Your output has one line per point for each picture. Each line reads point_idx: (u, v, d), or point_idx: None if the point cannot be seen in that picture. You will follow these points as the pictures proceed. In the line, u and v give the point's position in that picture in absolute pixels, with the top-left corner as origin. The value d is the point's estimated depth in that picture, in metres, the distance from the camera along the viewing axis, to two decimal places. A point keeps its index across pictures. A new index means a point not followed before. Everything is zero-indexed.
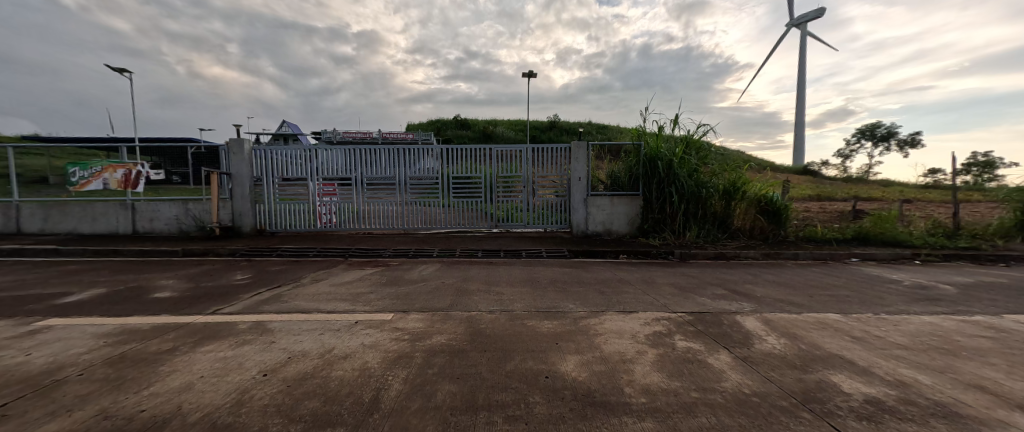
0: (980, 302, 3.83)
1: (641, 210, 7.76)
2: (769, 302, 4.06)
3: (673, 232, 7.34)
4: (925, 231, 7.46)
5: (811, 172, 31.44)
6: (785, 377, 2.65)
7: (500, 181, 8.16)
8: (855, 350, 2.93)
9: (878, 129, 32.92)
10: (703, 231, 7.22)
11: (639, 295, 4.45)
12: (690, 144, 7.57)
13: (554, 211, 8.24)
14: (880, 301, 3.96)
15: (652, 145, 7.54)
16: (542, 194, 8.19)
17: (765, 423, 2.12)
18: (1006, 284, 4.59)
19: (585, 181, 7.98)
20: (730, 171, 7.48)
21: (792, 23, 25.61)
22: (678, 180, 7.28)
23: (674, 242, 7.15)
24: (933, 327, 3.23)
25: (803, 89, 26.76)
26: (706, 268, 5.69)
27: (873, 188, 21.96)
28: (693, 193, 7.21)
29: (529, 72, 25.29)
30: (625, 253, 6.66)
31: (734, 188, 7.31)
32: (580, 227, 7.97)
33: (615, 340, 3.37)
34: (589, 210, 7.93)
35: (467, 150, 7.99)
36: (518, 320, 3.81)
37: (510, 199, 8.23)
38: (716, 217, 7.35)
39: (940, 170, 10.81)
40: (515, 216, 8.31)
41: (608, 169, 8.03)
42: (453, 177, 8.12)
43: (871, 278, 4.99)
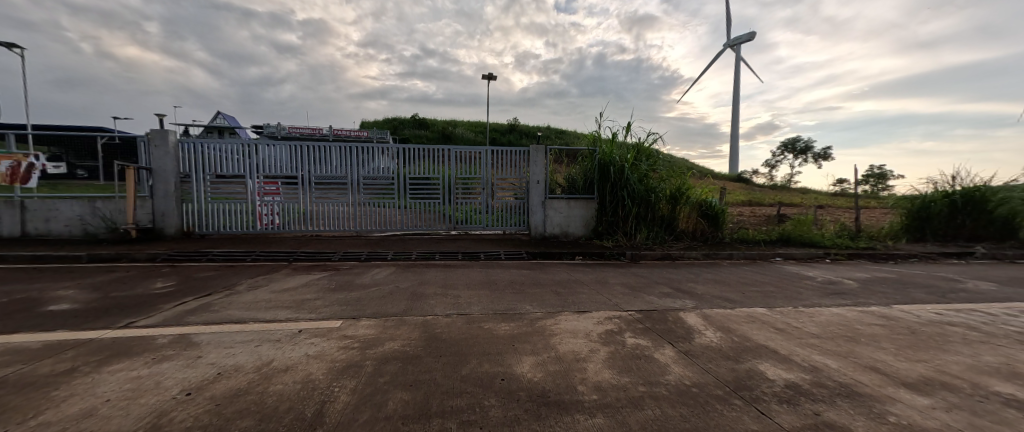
0: (875, 295, 4.44)
1: (596, 213, 8.04)
2: (708, 299, 4.37)
3: (625, 234, 7.69)
4: (834, 233, 8.54)
5: (744, 179, 34.75)
6: (720, 368, 2.92)
7: (459, 182, 8.06)
8: (777, 340, 3.26)
9: (798, 144, 37.22)
10: (652, 233, 7.65)
11: (592, 295, 4.60)
12: (641, 151, 8.00)
13: (513, 214, 8.29)
14: (799, 296, 4.44)
15: (606, 151, 7.88)
16: (501, 196, 8.21)
17: (701, 414, 2.35)
18: (894, 278, 5.38)
19: (543, 184, 8.10)
20: (675, 177, 8.03)
21: (728, 42, 28.07)
22: (629, 185, 7.64)
23: (625, 244, 7.49)
24: (839, 318, 3.69)
25: (737, 106, 29.46)
26: (655, 268, 6.02)
27: (792, 196, 24.61)
28: (643, 197, 7.62)
29: (490, 75, 21.76)
30: (580, 254, 6.86)
31: (679, 193, 7.85)
32: (538, 229, 8.08)
33: (569, 339, 3.45)
34: (546, 212, 8.06)
35: (425, 150, 7.80)
36: (474, 323, 3.77)
37: (469, 201, 8.15)
38: (664, 220, 7.83)
39: (846, 181, 12.53)
40: (474, 218, 8.25)
41: (566, 173, 8.23)
42: (409, 177, 7.87)
43: (793, 275, 5.59)
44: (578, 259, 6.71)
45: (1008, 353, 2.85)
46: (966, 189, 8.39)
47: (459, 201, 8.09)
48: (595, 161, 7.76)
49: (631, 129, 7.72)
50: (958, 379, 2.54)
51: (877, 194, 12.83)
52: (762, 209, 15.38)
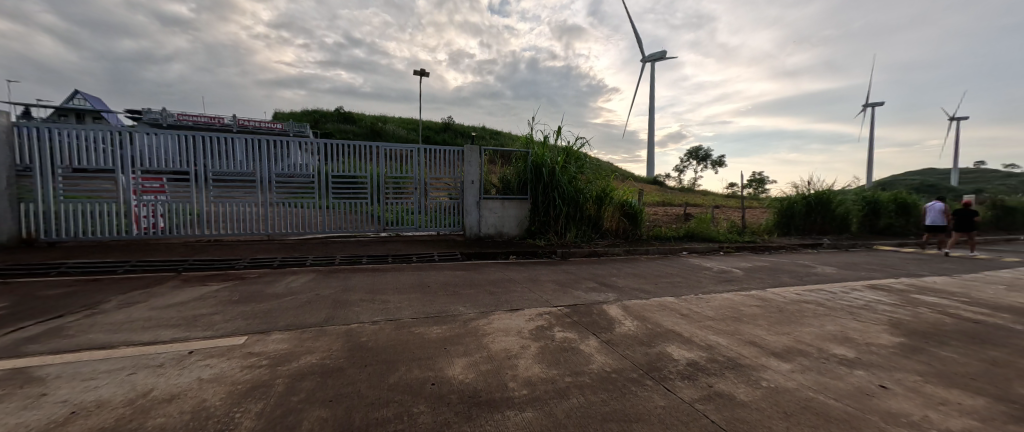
0: (755, 281, 5.29)
1: (530, 213, 8.29)
2: (627, 291, 4.79)
3: (557, 233, 8.05)
4: (726, 229, 9.99)
5: (659, 182, 39.02)
6: (636, 353, 3.22)
7: (389, 182, 7.69)
8: (682, 325, 3.70)
9: (701, 152, 42.96)
10: (580, 232, 8.12)
11: (524, 292, 4.73)
12: (570, 154, 8.46)
13: (448, 215, 8.16)
14: (700, 284, 5.09)
15: (538, 153, 8.19)
16: (435, 196, 8.01)
17: (619, 397, 2.57)
18: (768, 266, 6.48)
19: (478, 184, 8.10)
20: (600, 180, 8.65)
21: (646, 57, 30.91)
22: (560, 187, 8.03)
23: (557, 243, 7.83)
24: (729, 302, 4.32)
25: (653, 116, 32.81)
26: (583, 265, 6.41)
27: (695, 197, 28.30)
28: (572, 198, 8.06)
29: (421, 72, 20.41)
30: (514, 253, 7.01)
31: (604, 194, 8.46)
32: (473, 229, 8.05)
33: (501, 338, 3.50)
34: (481, 213, 8.06)
35: (350, 146, 7.30)
36: (404, 328, 3.61)
37: (401, 201, 7.81)
38: (591, 219, 8.37)
39: (735, 185, 14.76)
40: (406, 219, 7.93)
41: (500, 173, 8.31)
42: (333, 175, 7.29)
43: (695, 266, 6.40)
44: (512, 259, 6.83)
45: (842, 322, 3.62)
46: (816, 193, 10.48)
47: (390, 201, 7.70)
48: (527, 163, 8.00)
49: (561, 133, 8.12)
50: (810, 346, 3.16)
51: (757, 196, 15.37)
52: (672, 209, 17.38)
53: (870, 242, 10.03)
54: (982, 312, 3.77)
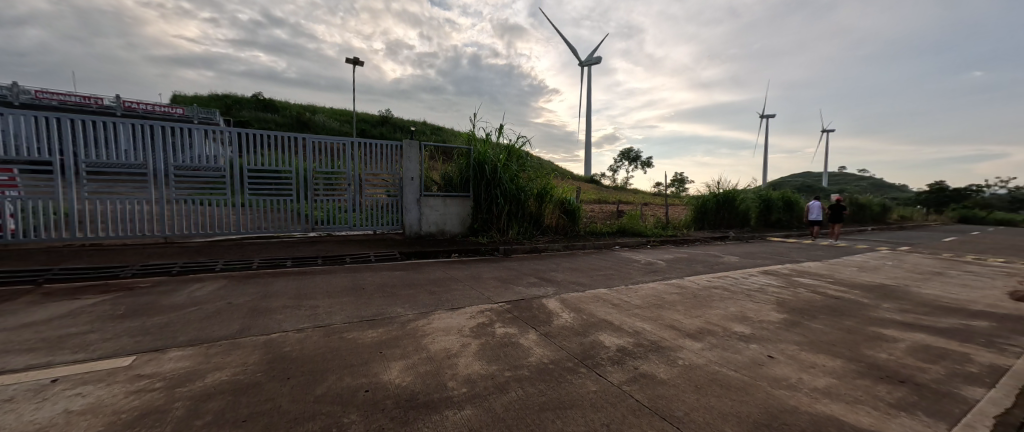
0: (675, 270, 5.90)
1: (472, 210, 8.25)
2: (565, 285, 5.01)
3: (500, 230, 8.14)
4: (653, 225, 10.97)
5: (595, 181, 41.63)
6: (571, 343, 3.39)
7: (318, 177, 7.12)
8: (613, 313, 3.98)
9: (632, 153, 46.67)
10: (522, 229, 8.30)
11: (465, 290, 4.70)
12: (511, 152, 8.59)
13: (385, 213, 7.79)
14: (629, 276, 5.52)
15: (480, 150, 8.19)
16: (371, 193, 7.60)
17: (556, 387, 2.68)
18: (687, 257, 7.26)
19: (419, 180, 7.85)
20: (541, 178, 8.91)
21: (585, 61, 32.33)
22: (502, 184, 8.09)
23: (499, 240, 7.90)
24: (654, 290, 4.75)
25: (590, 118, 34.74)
26: (525, 261, 6.57)
27: (626, 195, 30.71)
28: (514, 195, 8.19)
29: (354, 59, 19.75)
30: (456, 251, 6.94)
31: (545, 192, 8.74)
32: (413, 227, 7.79)
33: (441, 338, 3.43)
34: (422, 210, 7.83)
35: (271, 138, 6.62)
36: (335, 334, 3.37)
37: (333, 198, 7.28)
38: (532, 216, 8.61)
39: (660, 184, 16.29)
40: (339, 217, 7.41)
41: (442, 170, 8.18)
42: (249, 169, 6.55)
43: (626, 259, 6.93)
44: (454, 257, 6.74)
45: (742, 304, 4.19)
46: (724, 192, 12.00)
47: (321, 198, 7.13)
48: (469, 160, 7.94)
49: (504, 131, 8.17)
50: (718, 326, 3.61)
51: (677, 194, 17.13)
52: (606, 206, 18.62)
53: (765, 234, 11.79)
54: (841, 289, 4.64)
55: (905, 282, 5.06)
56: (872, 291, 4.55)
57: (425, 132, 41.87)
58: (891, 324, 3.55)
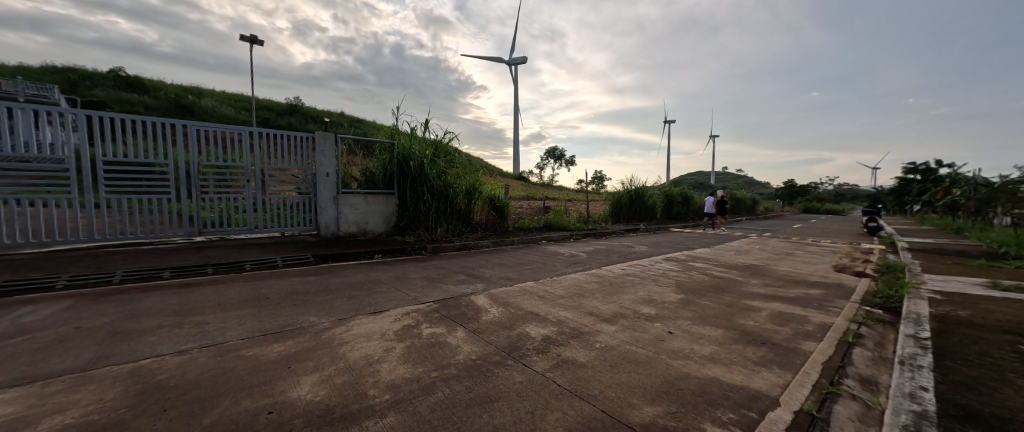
0: (595, 261, 6.39)
1: (397, 208, 7.88)
2: (494, 280, 5.08)
3: (427, 228, 7.91)
4: (576, 219, 11.73)
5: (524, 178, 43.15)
6: (499, 337, 3.45)
7: (207, 172, 6.14)
8: (539, 305, 4.16)
9: (556, 152, 49.49)
10: (451, 226, 8.18)
11: (389, 292, 4.48)
12: (438, 148, 8.38)
13: (295, 212, 7.08)
14: (555, 268, 5.82)
15: (404, 145, 7.84)
16: (276, 190, 6.79)
17: (483, 382, 2.70)
18: (605, 248, 7.92)
19: (334, 176, 7.23)
20: (469, 175, 8.84)
21: (511, 61, 32.90)
22: (430, 181, 7.81)
23: (426, 238, 7.68)
24: (576, 281, 5.08)
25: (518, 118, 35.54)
26: (454, 259, 6.51)
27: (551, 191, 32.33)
28: (442, 192, 7.99)
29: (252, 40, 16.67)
30: (381, 252, 6.57)
31: (473, 188, 8.71)
32: (330, 227, 7.15)
33: (361, 344, 3.21)
34: (339, 209, 7.22)
35: (140, 123, 5.51)
36: (230, 352, 2.93)
37: (228, 196, 6.34)
38: (461, 213, 8.54)
39: (582, 181, 17.48)
40: (235, 218, 6.50)
41: (363, 166, 7.74)
42: (107, 161, 5.35)
43: (552, 253, 7.30)
44: (378, 258, 6.38)
45: (650, 288, 4.71)
46: (635, 189, 13.35)
47: (212, 196, 6.16)
48: (394, 156, 7.55)
49: (429, 126, 7.99)
50: (629, 309, 4.01)
51: (597, 191, 18.56)
52: (534, 202, 19.38)
53: (668, 225, 13.45)
54: (724, 270, 5.51)
55: (768, 261, 6.21)
56: (745, 270, 5.51)
57: (346, 125, 38.64)
58: (758, 297, 4.33)
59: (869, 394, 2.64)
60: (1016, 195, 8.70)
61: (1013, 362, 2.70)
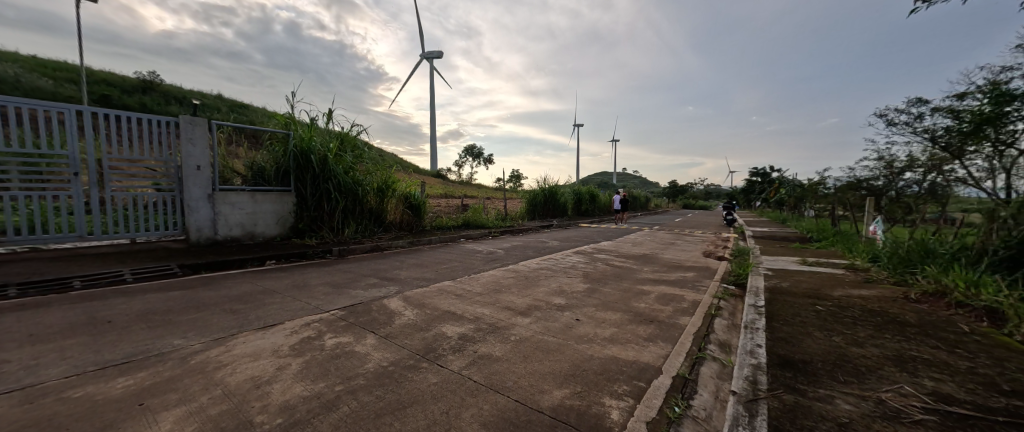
0: (511, 257, 6.62)
1: (294, 207, 7.04)
2: (409, 282, 4.89)
3: (332, 229, 7.26)
4: (495, 217, 12.03)
5: (442, 176, 42.50)
6: (414, 340, 3.33)
7: (7, 162, 4.60)
8: (456, 304, 4.14)
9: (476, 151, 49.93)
10: (360, 226, 7.65)
11: (284, 303, 3.96)
12: (345, 141, 7.66)
13: (150, 214, 5.77)
14: (472, 266, 5.86)
15: (303, 137, 7.02)
16: (123, 187, 5.46)
17: (394, 388, 2.58)
18: (521, 244, 8.27)
19: (209, 171, 6.08)
20: (381, 171, 8.31)
21: (427, 54, 31.82)
22: (336, 177, 7.11)
23: (331, 239, 7.06)
24: (493, 277, 5.20)
25: (434, 114, 34.55)
26: (366, 261, 6.07)
27: (469, 189, 32.45)
28: (350, 190, 7.34)
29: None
30: (275, 257, 5.78)
31: (386, 185, 8.24)
32: (204, 231, 5.99)
33: (247, 365, 2.77)
34: (217, 209, 6.11)
35: None
36: (46, 397, 2.24)
37: (43, 194, 4.86)
38: (372, 212, 8.07)
39: (500, 180, 17.98)
40: (56, 222, 5.06)
41: (249, 158, 6.75)
42: None
43: (470, 251, 7.33)
44: (271, 264, 5.58)
45: (561, 279, 5.07)
46: (548, 187, 14.25)
47: (17, 194, 4.63)
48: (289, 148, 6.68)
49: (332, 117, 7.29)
50: (541, 301, 4.25)
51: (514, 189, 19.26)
52: (452, 200, 19.28)
53: (578, 222, 14.63)
54: (622, 260, 6.23)
55: (655, 251, 7.22)
56: (638, 259, 6.30)
57: (228, 111, 32.74)
58: (648, 281, 5.00)
59: (725, 355, 3.26)
60: (816, 193, 11.71)
61: (812, 318, 3.63)
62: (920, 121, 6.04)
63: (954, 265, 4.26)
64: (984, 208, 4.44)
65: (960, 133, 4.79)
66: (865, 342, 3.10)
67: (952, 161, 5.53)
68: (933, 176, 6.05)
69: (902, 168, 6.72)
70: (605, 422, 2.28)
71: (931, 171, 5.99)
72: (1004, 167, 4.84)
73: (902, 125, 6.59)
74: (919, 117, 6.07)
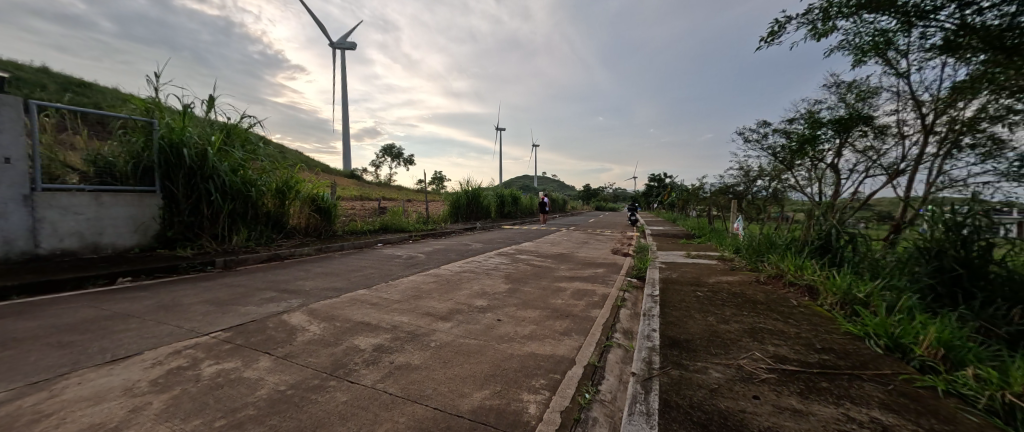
0: (433, 261, 6.47)
1: (161, 212, 5.84)
2: (315, 293, 4.41)
3: (215, 237, 6.25)
4: (416, 219, 11.67)
5: (356, 177, 39.44)
6: (320, 357, 3.02)
7: None
8: (371, 313, 3.87)
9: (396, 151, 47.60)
10: (254, 233, 6.79)
11: (145, 328, 3.24)
12: (232, 133, 6.71)
13: None
14: (390, 272, 5.57)
15: (176, 127, 5.91)
16: None
17: (294, 414, 2.29)
18: (443, 248, 8.13)
19: (28, 165, 4.65)
20: (282, 170, 7.51)
21: (337, 44, 29.21)
22: (223, 176, 6.12)
23: (214, 249, 6.05)
24: (413, 282, 5.01)
25: (346, 109, 31.64)
26: (262, 273, 5.31)
27: (385, 192, 30.59)
28: (240, 190, 6.40)
29: None
30: (134, 273, 4.71)
31: (288, 186, 7.42)
32: (19, 244, 4.54)
33: (84, 410, 2.18)
34: (41, 214, 4.70)
35: None
36: None
37: None
38: (270, 216, 7.23)
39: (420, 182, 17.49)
40: None
41: (92, 150, 5.42)
42: None
43: (388, 256, 6.96)
44: (126, 281, 4.52)
45: (483, 281, 5.12)
46: (470, 190, 14.30)
47: None
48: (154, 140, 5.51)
49: (213, 105, 6.24)
50: (463, 304, 4.24)
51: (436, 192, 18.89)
52: (366, 203, 18.06)
53: (500, 223, 14.97)
54: (541, 260, 6.55)
55: (570, 249, 7.78)
56: (556, 258, 6.70)
57: (59, 90, 25.54)
58: (564, 279, 5.35)
59: (628, 341, 3.65)
60: (698, 196, 13.92)
61: (693, 302, 4.29)
62: (765, 139, 7.59)
63: (786, 253, 5.46)
64: (806, 208, 5.78)
65: (791, 150, 6.14)
66: (730, 320, 3.77)
67: (786, 172, 7.10)
68: (774, 183, 7.67)
69: (754, 177, 8.37)
70: (523, 417, 2.35)
71: (773, 179, 7.59)
72: (818, 177, 6.38)
73: (753, 142, 8.20)
74: (763, 137, 7.65)
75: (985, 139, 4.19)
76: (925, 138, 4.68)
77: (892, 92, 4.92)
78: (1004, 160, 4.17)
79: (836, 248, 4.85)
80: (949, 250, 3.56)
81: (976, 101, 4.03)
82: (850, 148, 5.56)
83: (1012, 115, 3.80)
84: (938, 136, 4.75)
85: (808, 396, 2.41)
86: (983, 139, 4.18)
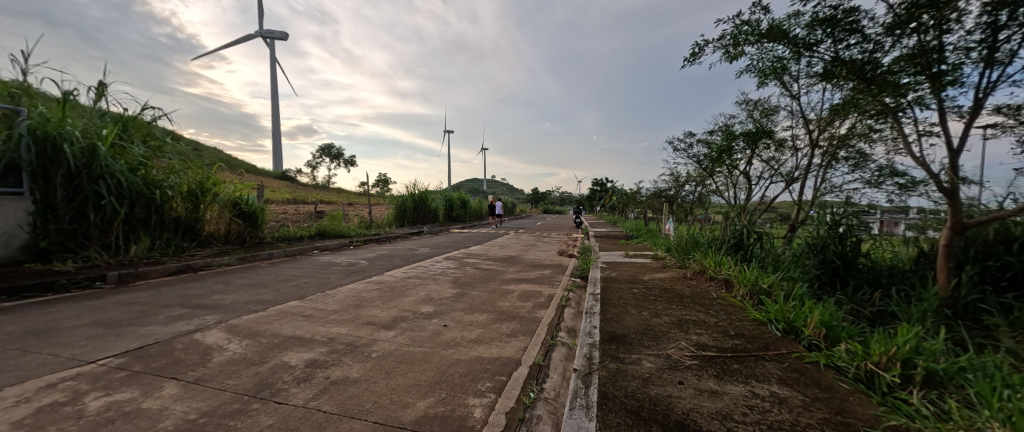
0: (376, 267, 6.18)
1: (32, 218, 4.83)
2: (236, 308, 3.97)
3: (107, 247, 5.38)
4: (357, 225, 11.06)
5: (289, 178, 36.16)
6: (242, 377, 2.73)
7: None
8: (303, 326, 3.59)
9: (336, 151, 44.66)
10: (160, 241, 5.96)
11: (3, 361, 2.65)
12: (131, 127, 5.85)
13: None
14: (327, 281, 5.21)
15: (54, 117, 4.98)
16: None
17: None
18: (387, 253, 7.79)
19: None
20: (195, 170, 6.70)
21: (266, 32, 26.63)
22: (120, 177, 5.30)
23: (104, 261, 5.17)
24: (353, 291, 4.74)
25: (277, 104, 28.87)
26: (170, 287, 4.65)
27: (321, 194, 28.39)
28: (142, 193, 5.58)
29: None
30: None
31: (203, 189, 6.63)
32: None
33: None
34: None
35: None
36: None
37: None
38: (180, 222, 6.38)
39: None
40: None
41: None
42: None
43: (325, 263, 6.51)
44: None
45: (429, 287, 5.00)
46: (416, 193, 13.90)
47: None
48: (22, 131, 4.55)
49: (105, 93, 5.36)
50: (408, 311, 4.11)
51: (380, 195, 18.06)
52: (300, 206, 16.65)
53: (449, 227, 14.75)
54: (489, 263, 6.57)
55: (517, 252, 7.90)
56: (504, 261, 6.77)
57: None
58: (512, 281, 5.43)
59: (571, 338, 3.82)
60: (636, 200, 15.01)
61: (630, 299, 4.60)
62: (690, 148, 8.40)
63: (707, 251, 6.11)
64: (724, 211, 6.54)
65: (711, 158, 6.87)
66: (661, 313, 4.11)
67: (708, 178, 7.95)
68: (699, 188, 8.52)
69: (682, 182, 9.22)
70: (468, 422, 2.35)
71: (697, 184, 8.43)
72: (734, 182, 7.24)
73: (680, 151, 9.04)
74: (688, 146, 8.48)
75: (855, 154, 5.07)
76: (813, 151, 5.53)
77: (787, 111, 5.76)
78: (868, 170, 5.08)
79: (747, 245, 5.52)
80: (831, 245, 4.27)
81: (848, 121, 4.86)
82: (758, 158, 6.38)
83: (872, 133, 4.64)
84: (821, 150, 5.64)
85: (723, 378, 2.71)
86: (853, 153, 5.06)
